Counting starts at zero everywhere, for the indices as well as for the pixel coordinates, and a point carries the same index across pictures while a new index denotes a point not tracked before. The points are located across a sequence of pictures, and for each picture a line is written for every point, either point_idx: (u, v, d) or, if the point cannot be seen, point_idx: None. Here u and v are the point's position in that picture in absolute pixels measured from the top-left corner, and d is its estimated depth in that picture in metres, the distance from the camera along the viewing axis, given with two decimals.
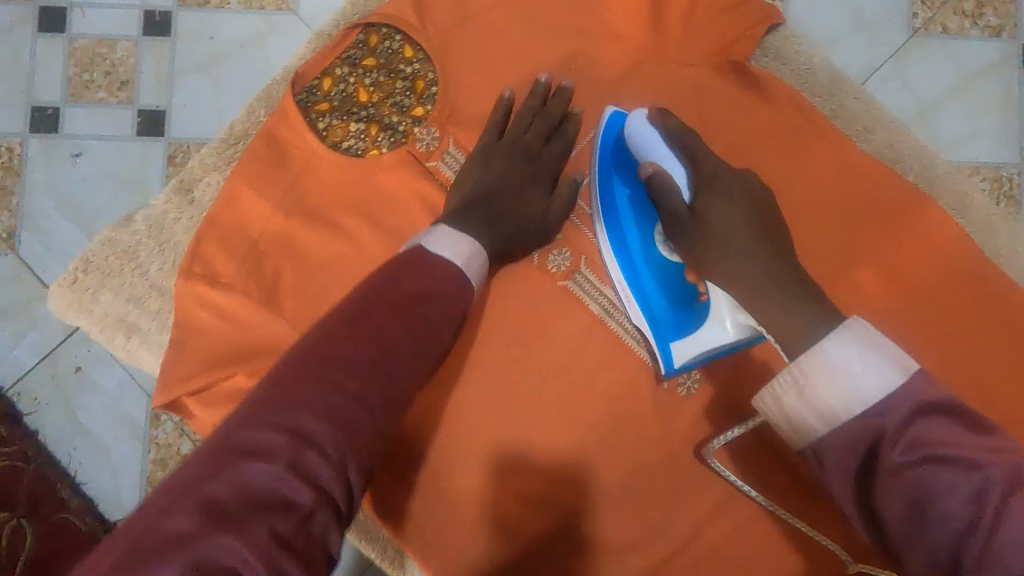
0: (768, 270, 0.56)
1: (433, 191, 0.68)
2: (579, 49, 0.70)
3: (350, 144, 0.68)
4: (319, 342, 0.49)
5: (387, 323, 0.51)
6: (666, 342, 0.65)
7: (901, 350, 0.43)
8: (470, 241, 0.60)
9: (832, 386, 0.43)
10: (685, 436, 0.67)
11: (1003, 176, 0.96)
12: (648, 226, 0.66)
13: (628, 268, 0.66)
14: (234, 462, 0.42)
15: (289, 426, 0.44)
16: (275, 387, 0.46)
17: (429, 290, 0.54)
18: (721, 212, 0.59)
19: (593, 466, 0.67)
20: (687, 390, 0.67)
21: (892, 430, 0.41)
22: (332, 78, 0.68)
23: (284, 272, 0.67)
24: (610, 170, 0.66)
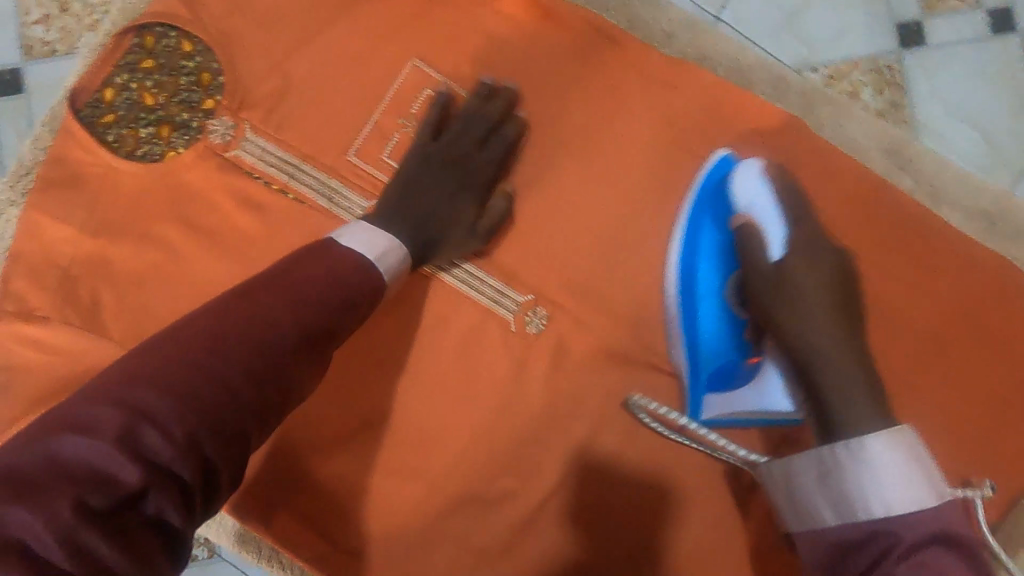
0: (836, 352, 0.51)
1: (238, 181, 0.66)
2: (363, 9, 0.68)
3: (145, 151, 0.66)
4: (187, 320, 0.44)
5: (268, 308, 0.45)
6: (700, 394, 0.64)
7: (946, 486, 0.43)
8: (388, 238, 0.57)
9: (870, 485, 0.43)
10: (542, 372, 0.67)
11: (881, 65, 0.90)
12: (722, 287, 0.63)
13: (686, 295, 0.65)
14: (60, 435, 0.37)
15: (128, 400, 0.39)
16: (123, 369, 0.41)
17: (336, 279, 0.49)
18: (805, 278, 0.55)
19: (458, 420, 0.67)
20: (537, 328, 0.68)
21: (894, 542, 0.41)
22: (113, 88, 0.66)
23: (103, 293, 0.65)
24: (702, 211, 0.65)
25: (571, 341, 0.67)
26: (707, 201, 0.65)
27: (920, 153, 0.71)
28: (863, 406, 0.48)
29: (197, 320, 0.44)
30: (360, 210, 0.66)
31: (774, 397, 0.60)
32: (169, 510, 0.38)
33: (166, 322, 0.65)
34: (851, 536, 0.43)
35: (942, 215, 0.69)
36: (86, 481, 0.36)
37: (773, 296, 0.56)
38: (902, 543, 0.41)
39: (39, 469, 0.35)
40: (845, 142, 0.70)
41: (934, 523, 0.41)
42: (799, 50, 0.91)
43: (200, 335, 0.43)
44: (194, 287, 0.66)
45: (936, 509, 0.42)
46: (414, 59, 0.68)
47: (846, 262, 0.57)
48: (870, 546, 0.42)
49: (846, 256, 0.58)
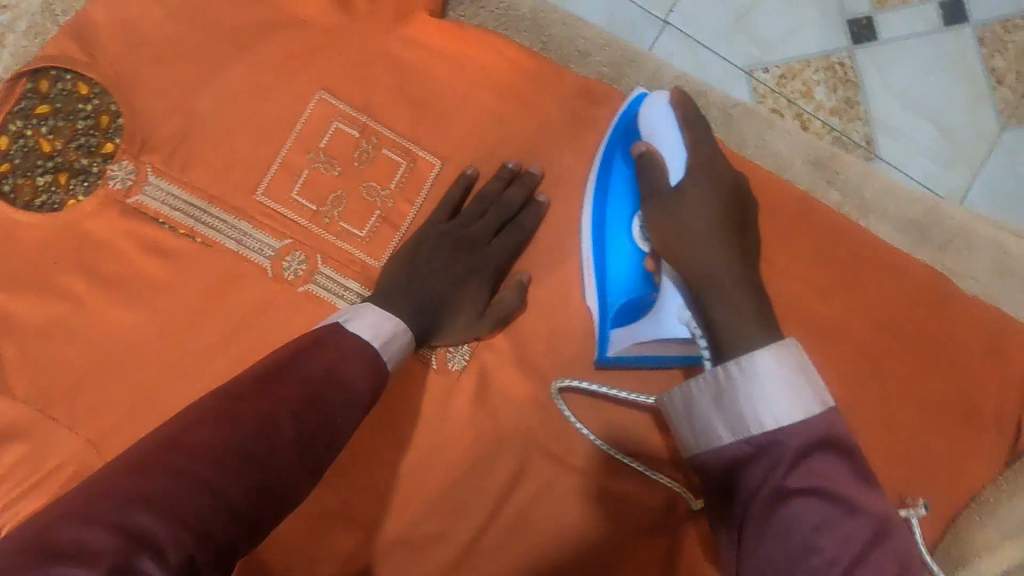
0: (726, 269, 0.54)
1: (141, 226, 0.64)
2: (265, 41, 0.66)
3: (43, 200, 0.64)
4: (183, 427, 0.42)
5: (280, 413, 0.44)
6: (608, 329, 0.63)
7: (820, 378, 0.44)
8: (380, 312, 0.56)
9: (755, 399, 0.44)
10: (466, 408, 0.65)
11: (834, 62, 0.87)
12: (632, 214, 0.62)
13: (598, 235, 0.63)
14: (46, 566, 0.34)
15: (123, 524, 0.36)
16: (110, 477, 0.39)
17: (331, 371, 0.47)
18: (694, 212, 0.56)
19: (379, 464, 0.64)
20: (460, 363, 0.65)
21: (780, 454, 0.42)
22: (8, 136, 0.64)
23: (4, 349, 0.63)
24: (615, 146, 0.63)
25: (495, 374, 0.65)
26: (619, 138, 0.62)
27: (848, 162, 0.69)
28: (755, 326, 0.50)
29: (213, 409, 0.43)
30: (271, 249, 0.65)
31: (669, 325, 0.59)
32: None
33: (73, 377, 0.63)
34: (739, 454, 0.44)
35: (869, 227, 0.68)
36: None
37: (664, 211, 0.57)
38: (784, 455, 0.41)
39: None
40: (767, 156, 0.68)
41: (816, 428, 0.42)
42: (750, 51, 0.86)
43: (221, 436, 0.41)
44: (101, 338, 0.63)
45: (818, 413, 0.42)
46: (321, 90, 0.66)
47: (743, 193, 0.60)
48: (759, 460, 0.42)
49: (750, 203, 0.60)
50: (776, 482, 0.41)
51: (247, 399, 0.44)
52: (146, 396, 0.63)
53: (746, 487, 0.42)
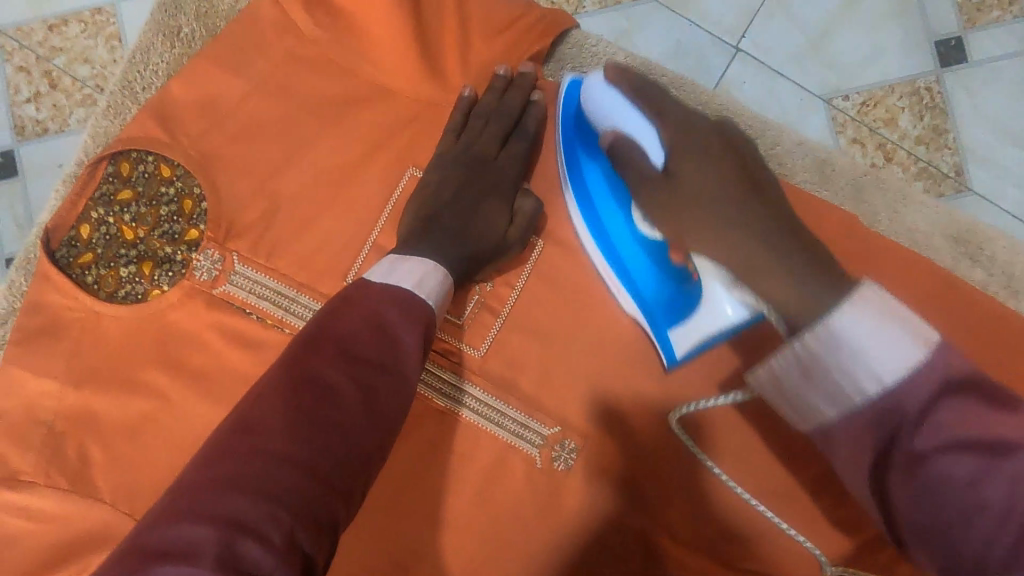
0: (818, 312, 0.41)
1: (229, 318, 0.60)
2: (354, 116, 0.62)
3: (127, 291, 0.61)
4: (232, 438, 0.41)
5: (269, 423, 0.41)
6: (664, 332, 0.59)
7: (921, 321, 0.37)
8: (430, 263, 0.53)
9: (853, 373, 0.38)
10: (575, 510, 0.60)
11: (921, 87, 0.82)
12: (626, 203, 0.59)
13: (651, 311, 0.59)
14: (151, 563, 0.36)
15: (217, 514, 0.37)
16: (194, 486, 0.39)
17: (376, 326, 0.47)
18: (694, 171, 0.51)
19: (482, 572, 0.59)
20: (566, 464, 0.60)
21: (913, 413, 0.36)
22: (90, 224, 0.61)
23: (91, 449, 0.60)
24: (573, 143, 0.61)
25: (605, 475, 0.60)
26: (572, 130, 0.61)
27: (991, 235, 0.62)
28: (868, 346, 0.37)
29: (192, 471, 0.40)
30: None
31: (721, 307, 0.53)
32: None
33: (163, 479, 0.60)
34: (863, 424, 0.38)
35: (1021, 310, 0.60)
36: None
37: (676, 203, 0.51)
38: (912, 410, 0.36)
39: None
40: (901, 230, 0.61)
41: (928, 381, 0.36)
42: (827, 79, 0.82)
43: (220, 473, 0.39)
44: (190, 437, 0.60)
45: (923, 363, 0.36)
46: (412, 167, 0.63)
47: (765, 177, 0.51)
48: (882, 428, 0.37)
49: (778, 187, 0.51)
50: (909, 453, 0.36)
51: (246, 424, 0.42)
52: None
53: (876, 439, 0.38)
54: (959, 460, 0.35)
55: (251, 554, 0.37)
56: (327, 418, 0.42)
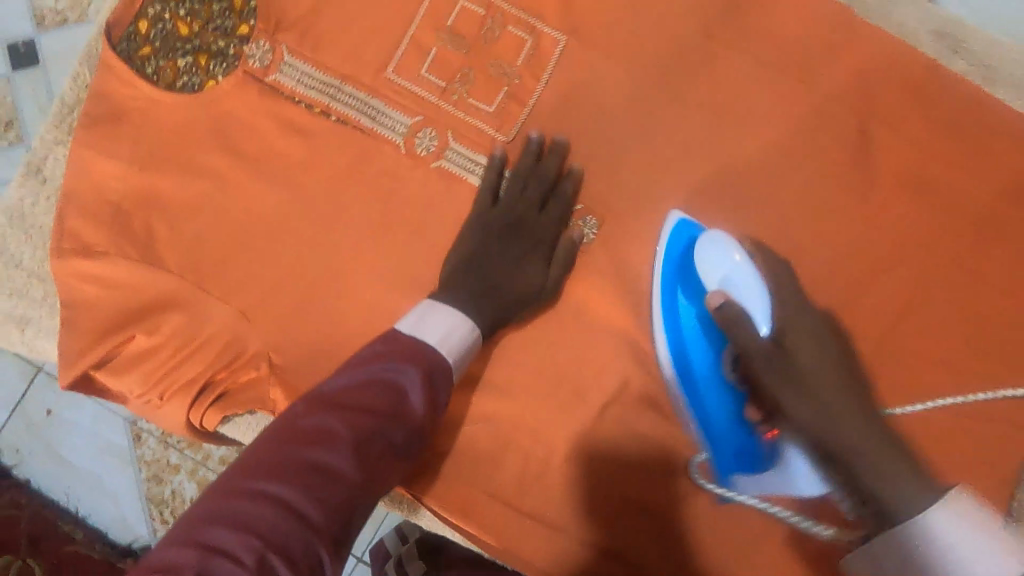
0: (827, 365, 0.53)
1: (279, 106, 0.66)
2: None
3: (186, 81, 0.66)
4: (299, 410, 0.48)
5: (335, 416, 0.47)
6: (728, 464, 0.61)
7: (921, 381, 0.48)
8: (451, 309, 0.59)
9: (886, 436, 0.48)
10: (597, 277, 0.67)
11: None
12: (713, 338, 0.62)
13: (689, 381, 0.62)
14: (256, 488, 0.41)
15: (298, 458, 0.44)
16: (278, 431, 0.46)
17: (405, 380, 0.51)
18: (804, 349, 0.54)
19: (515, 331, 0.66)
20: (588, 238, 0.67)
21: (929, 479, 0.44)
22: (148, 20, 0.66)
23: (156, 226, 0.65)
24: (673, 286, 0.63)
25: (622, 246, 0.67)
26: (675, 274, 0.63)
27: (974, 31, 0.68)
28: (900, 480, 0.44)
29: (276, 431, 0.46)
30: (403, 127, 0.67)
31: (798, 481, 0.56)
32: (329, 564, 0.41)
33: (220, 252, 0.65)
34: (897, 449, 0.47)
35: (996, 94, 0.68)
36: (274, 531, 0.39)
37: (762, 326, 0.56)
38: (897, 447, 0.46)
39: (245, 513, 0.40)
40: (891, 25, 0.68)
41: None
42: None
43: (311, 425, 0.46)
44: (245, 215, 0.66)
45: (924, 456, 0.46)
46: None
47: (845, 351, 0.56)
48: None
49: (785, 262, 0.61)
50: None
51: (341, 390, 0.50)
52: (290, 271, 0.66)
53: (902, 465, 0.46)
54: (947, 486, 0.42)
55: (280, 566, 0.38)
56: (366, 408, 0.48)
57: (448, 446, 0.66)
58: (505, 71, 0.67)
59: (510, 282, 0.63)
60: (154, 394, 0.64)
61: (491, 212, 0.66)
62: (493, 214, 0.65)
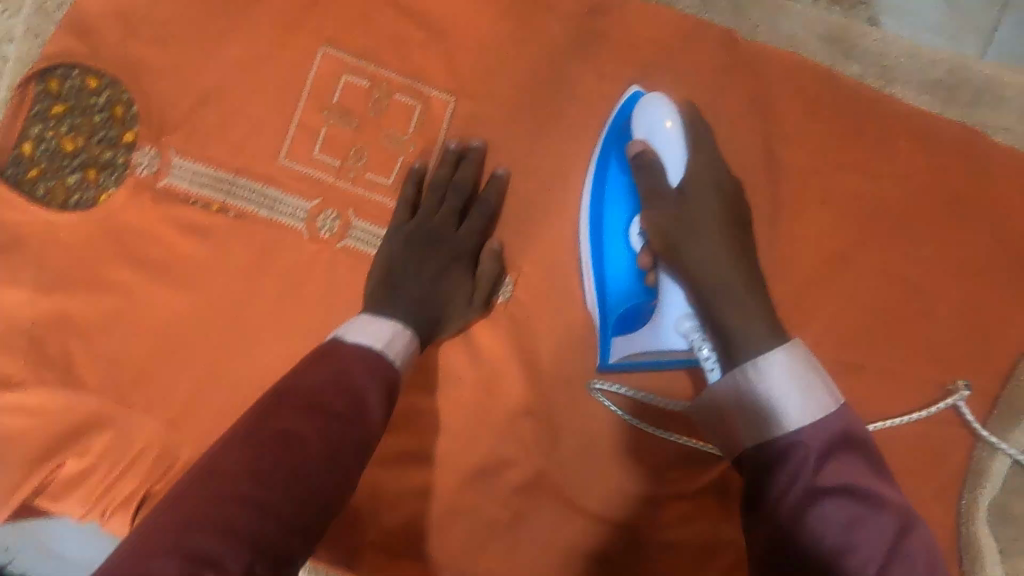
0: (731, 280, 0.55)
1: (176, 209, 0.65)
2: (260, 5, 0.65)
3: (77, 198, 0.65)
4: (248, 430, 0.45)
5: (290, 421, 0.45)
6: (609, 337, 0.65)
7: (824, 385, 0.48)
8: (389, 317, 0.57)
9: (775, 397, 0.48)
10: (520, 333, 0.67)
11: None
12: (631, 217, 0.64)
13: (597, 235, 0.65)
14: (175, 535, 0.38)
15: (225, 507, 0.40)
16: (221, 458, 0.43)
17: (351, 383, 0.49)
18: (699, 191, 0.58)
19: (445, 399, 0.66)
20: (505, 296, 0.67)
21: (805, 481, 0.45)
22: (30, 140, 0.65)
23: (71, 347, 0.65)
24: (610, 145, 0.65)
25: (539, 300, 0.67)
26: (611, 137, 0.65)
27: (866, 33, 0.67)
28: (749, 311, 0.53)
29: (232, 447, 0.43)
30: (303, 211, 0.66)
31: (665, 335, 0.60)
32: None
33: (139, 364, 0.65)
34: (814, 453, 0.46)
35: (894, 95, 0.67)
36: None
37: (686, 220, 0.57)
38: (813, 452, 0.46)
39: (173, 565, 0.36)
40: (779, 40, 0.67)
41: (839, 425, 0.47)
42: None
43: (264, 443, 0.44)
44: (159, 323, 0.65)
45: (823, 412, 0.47)
46: (324, 45, 0.66)
47: (742, 203, 0.60)
48: (788, 467, 0.46)
49: (745, 205, 0.61)
50: (806, 484, 0.45)
51: (275, 414, 0.46)
52: (212, 372, 0.65)
53: (824, 479, 0.45)
54: (842, 503, 0.44)
55: None
56: (335, 412, 0.46)
57: (395, 524, 0.65)
58: (412, 121, 0.66)
59: (431, 294, 0.62)
60: (94, 514, 0.64)
61: (410, 222, 0.65)
62: (424, 237, 0.64)
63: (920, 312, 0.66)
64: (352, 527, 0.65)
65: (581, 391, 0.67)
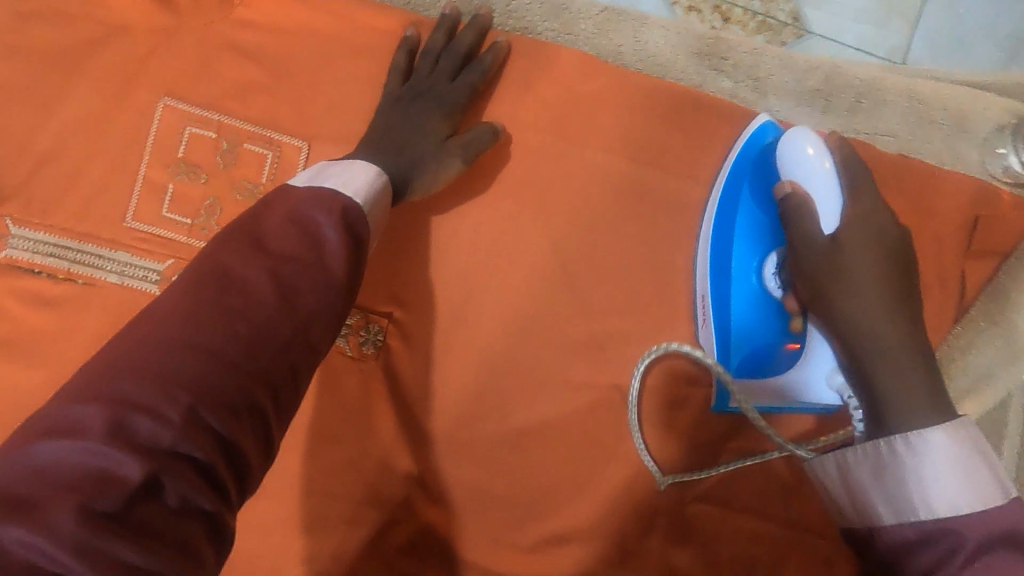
0: (896, 345, 0.50)
1: (20, 281, 0.62)
2: (92, 61, 0.62)
3: None
4: (169, 306, 0.39)
5: (238, 269, 0.41)
6: (733, 370, 0.61)
7: (1001, 471, 0.41)
8: (371, 165, 0.52)
9: (918, 481, 0.42)
10: (398, 382, 0.64)
11: None
12: (761, 254, 0.59)
13: (716, 279, 0.61)
14: (48, 434, 0.34)
15: (113, 392, 0.35)
16: (134, 336, 0.38)
17: (309, 233, 0.44)
18: (856, 255, 0.53)
19: (323, 458, 0.63)
20: (376, 346, 0.64)
21: (945, 541, 0.39)
22: None
23: None
24: (741, 177, 0.60)
25: (415, 346, 0.64)
26: (748, 165, 0.60)
27: (735, 44, 0.64)
28: (915, 382, 0.47)
29: (169, 311, 0.39)
30: (154, 273, 0.62)
31: (816, 389, 0.58)
32: (201, 494, 0.35)
33: None
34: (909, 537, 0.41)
35: (768, 107, 0.64)
36: (69, 477, 0.32)
37: (857, 291, 0.52)
38: (962, 538, 0.39)
39: (42, 467, 0.32)
40: (646, 58, 0.64)
41: (1005, 521, 0.39)
42: None
43: (209, 313, 0.39)
44: (8, 403, 0.62)
45: (1001, 505, 0.39)
46: (164, 97, 0.62)
47: (906, 245, 0.54)
48: (926, 548, 0.40)
49: (907, 243, 0.54)
50: (955, 571, 0.38)
51: (216, 265, 0.41)
52: None
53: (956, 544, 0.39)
54: (1000, 566, 0.37)
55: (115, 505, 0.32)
56: (287, 258, 0.42)
57: None
58: (264, 168, 0.63)
59: (412, 149, 0.59)
60: None
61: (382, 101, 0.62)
62: (424, 92, 0.61)
63: None
64: None
65: (466, 441, 0.63)
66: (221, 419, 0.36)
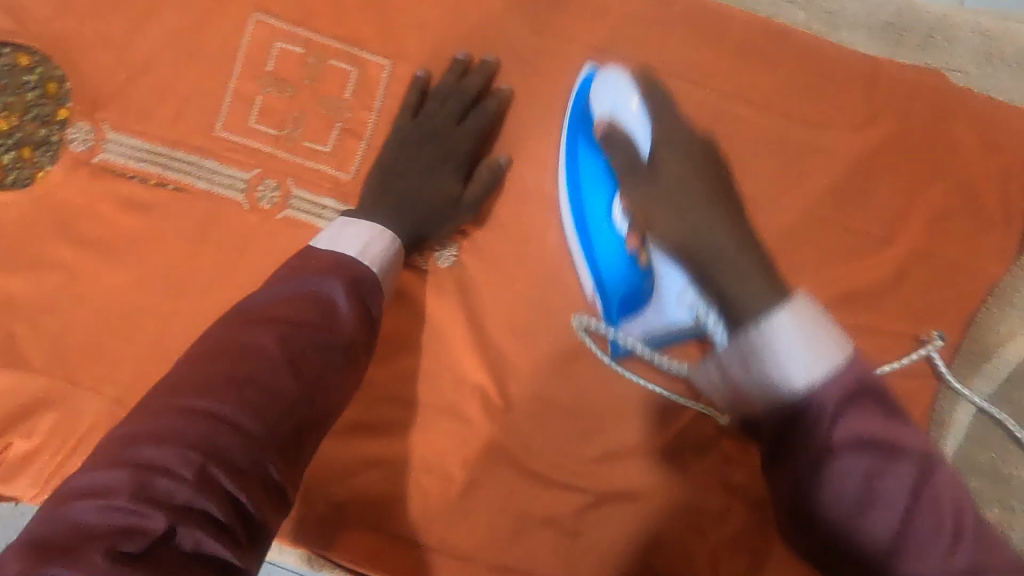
0: (722, 241, 0.50)
1: (114, 185, 0.64)
2: None
3: (13, 178, 0.64)
4: (199, 365, 0.46)
5: (254, 337, 0.47)
6: (614, 312, 0.63)
7: (842, 334, 0.43)
8: (386, 231, 0.59)
9: (781, 360, 0.42)
10: (470, 296, 0.66)
11: None
12: (610, 198, 0.61)
13: (582, 227, 0.63)
14: (111, 470, 0.40)
15: (141, 453, 0.40)
16: (157, 397, 0.44)
17: (317, 294, 0.50)
18: (676, 169, 0.55)
19: (395, 367, 0.65)
20: (450, 261, 0.66)
21: (822, 426, 0.41)
22: None
23: (14, 328, 0.64)
24: (577, 129, 0.62)
25: (487, 262, 0.66)
26: (577, 119, 0.62)
27: None
28: (756, 281, 0.47)
29: (192, 363, 0.46)
30: (242, 182, 0.65)
31: (671, 313, 0.59)
32: (231, 541, 0.40)
33: (81, 344, 0.64)
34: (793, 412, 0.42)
35: (840, 39, 0.66)
36: (120, 520, 0.37)
37: (662, 189, 0.55)
38: (826, 411, 0.41)
39: (95, 510, 0.38)
40: None
41: (844, 383, 0.41)
42: None
43: (222, 381, 0.44)
44: (100, 301, 0.65)
45: (842, 362, 0.42)
46: (256, 12, 0.65)
47: (713, 150, 0.58)
48: (805, 427, 0.41)
49: (705, 141, 0.57)
50: (826, 440, 0.41)
51: (230, 332, 0.48)
52: (157, 347, 0.64)
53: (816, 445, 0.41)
54: (859, 460, 0.40)
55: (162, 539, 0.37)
56: (295, 324, 0.48)
57: (350, 496, 0.64)
58: (348, 83, 0.65)
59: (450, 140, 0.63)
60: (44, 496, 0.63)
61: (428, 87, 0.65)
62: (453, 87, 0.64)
63: (876, 261, 0.65)
64: (303, 498, 0.64)
65: (535, 355, 0.65)
66: (232, 483, 0.41)
